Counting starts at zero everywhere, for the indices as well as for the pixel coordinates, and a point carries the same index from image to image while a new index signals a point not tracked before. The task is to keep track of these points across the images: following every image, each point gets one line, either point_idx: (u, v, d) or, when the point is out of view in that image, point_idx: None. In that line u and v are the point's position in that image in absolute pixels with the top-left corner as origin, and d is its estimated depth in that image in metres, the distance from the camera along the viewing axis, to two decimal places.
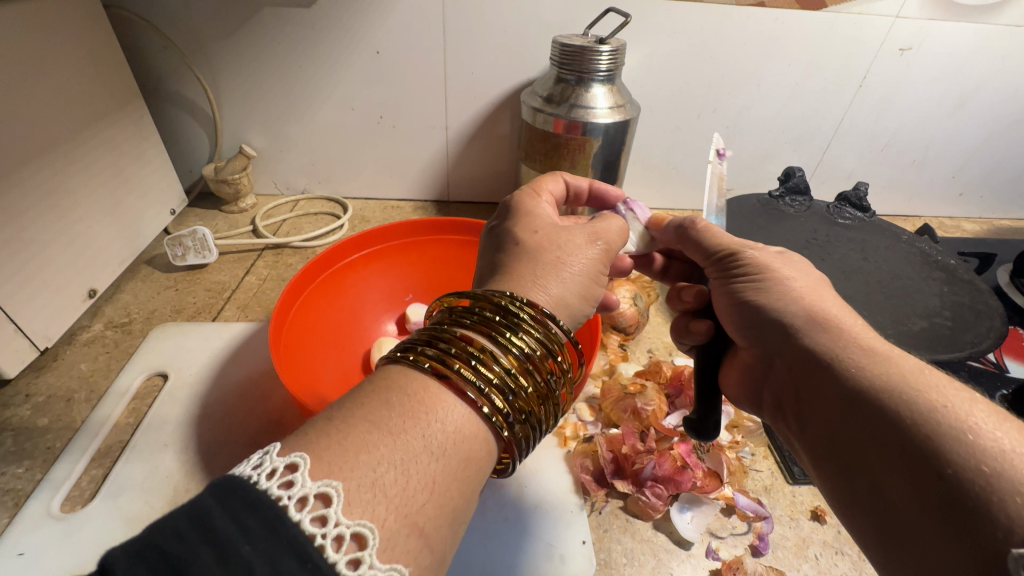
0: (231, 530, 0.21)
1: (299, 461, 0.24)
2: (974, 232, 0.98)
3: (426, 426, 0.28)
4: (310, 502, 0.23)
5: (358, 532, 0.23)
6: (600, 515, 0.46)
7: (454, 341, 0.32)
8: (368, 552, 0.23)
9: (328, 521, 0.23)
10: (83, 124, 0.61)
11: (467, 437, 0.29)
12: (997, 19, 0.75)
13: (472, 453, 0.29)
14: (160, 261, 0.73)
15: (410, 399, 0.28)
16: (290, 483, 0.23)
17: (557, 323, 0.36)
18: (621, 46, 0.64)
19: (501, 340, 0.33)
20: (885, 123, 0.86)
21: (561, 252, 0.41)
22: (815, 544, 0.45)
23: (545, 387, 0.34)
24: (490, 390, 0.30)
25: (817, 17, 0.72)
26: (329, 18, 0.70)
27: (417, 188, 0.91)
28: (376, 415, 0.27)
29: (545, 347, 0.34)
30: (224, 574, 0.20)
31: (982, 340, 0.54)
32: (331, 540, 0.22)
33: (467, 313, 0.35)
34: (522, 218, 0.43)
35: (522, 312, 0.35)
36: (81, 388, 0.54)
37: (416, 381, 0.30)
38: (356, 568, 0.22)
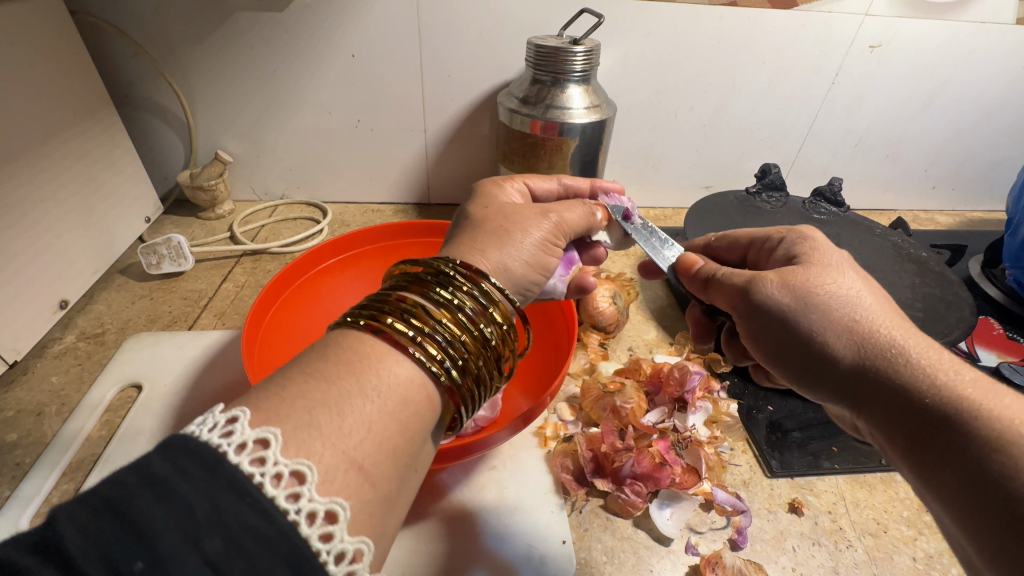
0: (171, 475, 0.21)
1: (239, 414, 0.24)
2: (948, 225, 1.00)
3: (358, 373, 0.28)
4: (249, 446, 0.23)
5: (296, 470, 0.23)
6: (580, 514, 0.46)
7: (389, 300, 0.33)
8: (308, 488, 0.23)
9: (267, 462, 0.23)
10: (52, 133, 0.60)
11: (400, 381, 0.29)
12: (962, 17, 0.76)
13: (410, 403, 0.29)
14: (135, 270, 0.71)
15: (343, 352, 0.29)
16: (230, 432, 0.23)
17: (494, 281, 0.36)
18: (595, 47, 0.64)
19: (436, 297, 0.33)
20: (858, 120, 0.88)
21: (507, 222, 0.41)
22: (793, 535, 0.46)
23: (485, 339, 0.34)
24: (421, 339, 0.30)
25: (788, 16, 0.74)
26: (303, 21, 0.70)
27: (397, 191, 0.90)
28: (311, 367, 0.28)
29: (482, 303, 0.34)
30: (162, 510, 0.19)
31: (952, 330, 0.56)
32: (269, 477, 0.22)
33: (407, 277, 0.35)
34: (480, 197, 0.45)
35: (456, 272, 0.35)
36: (53, 402, 0.53)
37: (351, 338, 0.30)
38: (296, 502, 0.22)
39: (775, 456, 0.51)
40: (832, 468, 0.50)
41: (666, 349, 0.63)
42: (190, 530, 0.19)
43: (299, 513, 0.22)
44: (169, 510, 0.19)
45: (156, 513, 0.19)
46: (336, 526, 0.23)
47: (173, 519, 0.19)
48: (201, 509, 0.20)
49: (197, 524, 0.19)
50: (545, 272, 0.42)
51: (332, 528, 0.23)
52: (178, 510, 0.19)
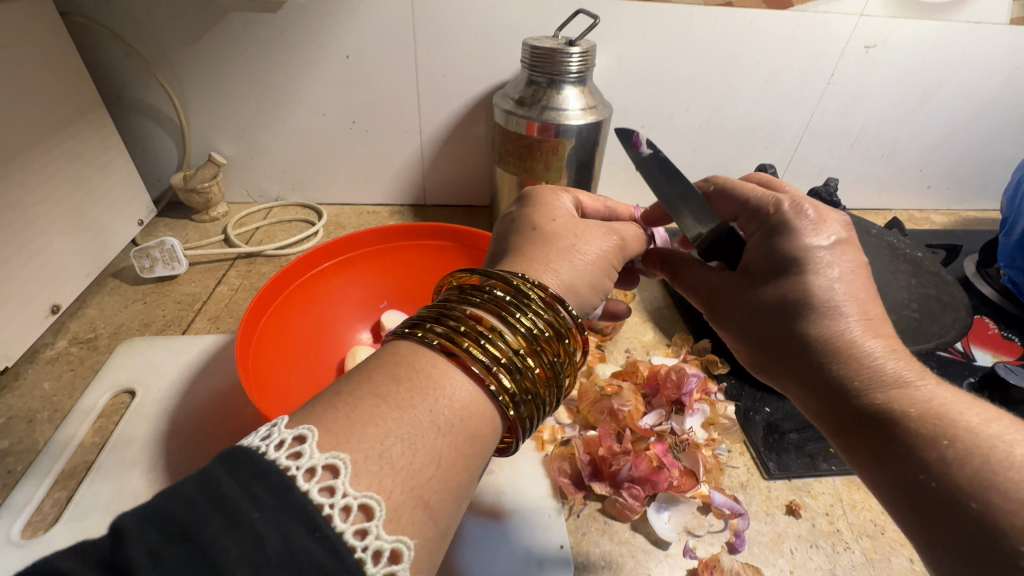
0: (242, 502, 0.21)
1: (307, 434, 0.24)
2: (942, 225, 1.01)
3: (434, 402, 0.28)
4: (318, 473, 0.23)
5: (365, 503, 0.23)
6: (578, 519, 0.46)
7: (463, 318, 0.32)
8: (374, 523, 0.23)
9: (335, 492, 0.23)
10: (43, 136, 0.59)
11: (474, 415, 0.29)
12: (957, 17, 0.77)
13: (478, 435, 0.29)
14: (128, 273, 0.71)
15: (418, 374, 0.28)
16: (298, 454, 0.23)
17: (568, 308, 0.36)
18: (592, 48, 0.64)
19: (510, 321, 0.33)
20: (853, 120, 0.88)
21: (576, 239, 0.41)
22: (791, 538, 0.46)
23: (552, 367, 0.34)
24: (497, 368, 0.30)
25: (781, 16, 0.73)
26: (296, 22, 0.69)
27: (392, 193, 0.90)
28: (383, 389, 0.27)
29: (553, 329, 0.34)
30: (234, 540, 0.20)
31: (947, 331, 0.56)
32: (338, 510, 0.22)
33: (477, 292, 0.34)
34: (540, 207, 0.44)
35: (531, 294, 0.34)
36: (44, 408, 0.52)
37: (426, 358, 0.29)
38: (363, 539, 0.22)
39: (773, 458, 0.51)
40: (829, 470, 0.50)
41: (663, 351, 0.63)
42: (260, 565, 0.20)
43: (366, 551, 0.22)
44: (243, 542, 0.20)
45: (227, 541, 0.20)
46: (398, 565, 0.23)
47: (244, 552, 0.20)
48: (271, 543, 0.20)
49: (268, 560, 0.20)
50: (601, 293, 0.42)
51: (395, 568, 0.23)
52: (249, 542, 0.20)
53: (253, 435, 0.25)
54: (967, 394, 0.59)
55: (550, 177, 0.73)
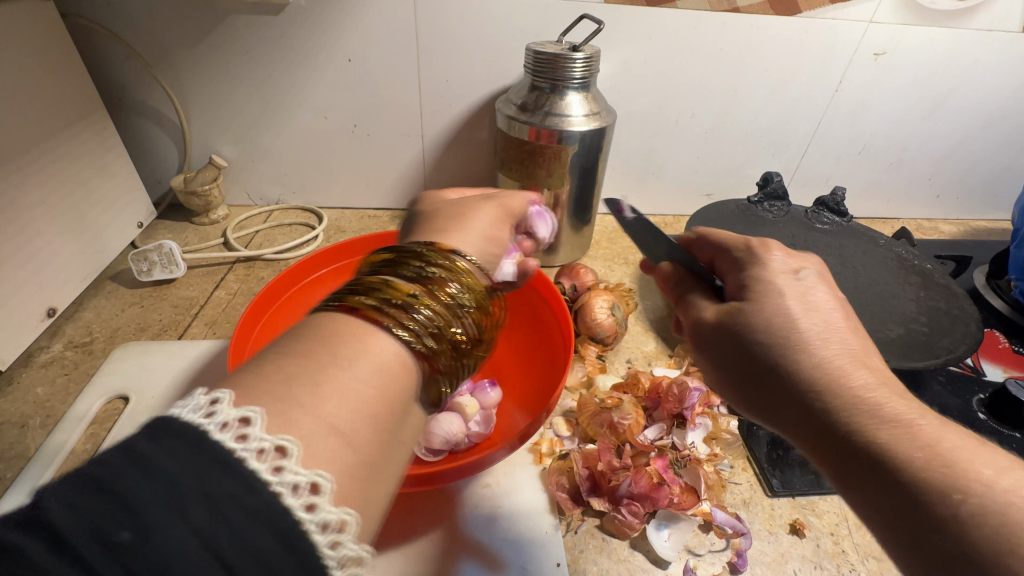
0: (188, 484, 0.19)
1: (221, 395, 0.23)
2: (951, 234, 0.99)
3: (327, 342, 0.27)
4: (231, 423, 0.22)
5: (279, 444, 0.22)
6: (575, 535, 0.45)
7: (359, 281, 0.32)
8: (322, 497, 0.22)
9: (248, 437, 0.21)
10: (43, 138, 0.59)
11: (372, 347, 0.28)
12: (968, 24, 0.75)
13: (399, 379, 0.28)
14: (126, 276, 0.70)
15: (312, 327, 0.28)
16: (245, 435, 0.21)
17: (469, 259, 0.36)
18: (595, 53, 0.63)
19: (406, 274, 0.32)
20: (861, 128, 0.87)
21: (460, 214, 0.40)
22: (794, 559, 0.44)
23: (458, 309, 0.33)
24: (393, 306, 0.29)
25: (790, 23, 0.72)
26: (298, 24, 0.69)
27: (393, 197, 0.89)
28: (279, 346, 0.27)
29: (455, 277, 0.34)
30: (148, 488, 0.18)
31: (958, 346, 0.54)
32: (252, 453, 0.21)
33: (376, 264, 0.35)
34: (428, 202, 0.44)
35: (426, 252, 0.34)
36: (37, 414, 0.52)
37: (320, 317, 0.29)
38: (278, 475, 0.21)
39: (776, 474, 0.50)
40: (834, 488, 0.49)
41: (665, 362, 0.62)
42: (177, 506, 0.18)
43: (282, 486, 0.21)
44: (155, 489, 0.19)
45: (140, 490, 0.18)
46: (321, 497, 0.22)
47: (159, 496, 0.18)
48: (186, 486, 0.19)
49: (183, 501, 0.19)
50: None
51: (340, 537, 0.22)
52: (163, 488, 0.19)
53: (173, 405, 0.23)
54: (977, 411, 0.58)
55: (553, 184, 0.71)
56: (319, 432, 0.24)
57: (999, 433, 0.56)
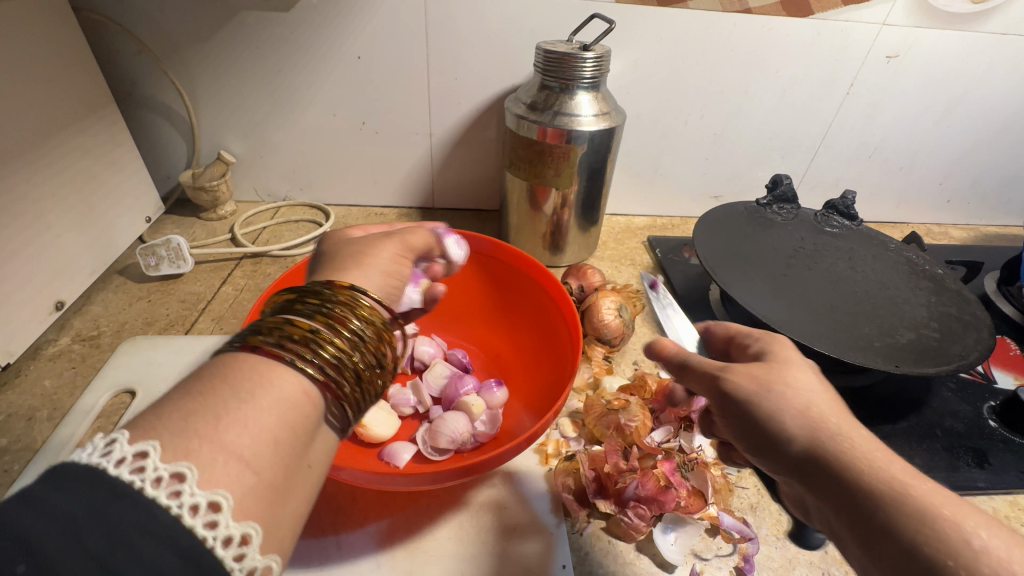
0: (86, 518, 0.19)
1: (151, 448, 0.21)
2: (962, 239, 0.98)
3: (233, 380, 0.25)
4: (165, 479, 0.21)
5: (215, 500, 0.22)
6: (581, 537, 0.45)
7: (264, 319, 0.30)
8: (225, 515, 0.22)
9: (185, 495, 0.21)
10: (53, 131, 0.59)
11: (273, 383, 0.26)
12: (983, 27, 0.75)
13: (308, 415, 0.27)
14: (133, 270, 0.70)
15: (208, 369, 0.26)
16: (143, 467, 0.21)
17: (369, 296, 0.34)
18: (606, 53, 0.63)
19: (308, 307, 0.31)
20: (872, 130, 0.86)
21: (366, 248, 0.38)
22: (802, 565, 0.44)
23: (365, 340, 0.31)
24: (289, 343, 0.28)
25: (804, 23, 0.72)
26: (309, 21, 0.69)
27: (400, 195, 0.89)
28: (185, 386, 0.25)
29: (357, 309, 0.32)
30: (73, 552, 0.18)
31: (970, 352, 0.53)
32: (188, 509, 0.21)
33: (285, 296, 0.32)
34: (334, 239, 0.42)
35: (331, 286, 0.33)
36: (44, 407, 0.52)
37: (217, 357, 0.27)
38: (213, 530, 0.21)
39: None
40: None
41: None
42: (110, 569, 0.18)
43: (216, 539, 0.21)
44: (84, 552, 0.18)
45: (65, 556, 0.18)
46: (249, 546, 0.22)
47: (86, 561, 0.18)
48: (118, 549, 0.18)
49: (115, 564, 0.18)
50: None
51: (243, 549, 0.22)
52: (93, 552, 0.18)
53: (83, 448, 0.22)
54: (988, 418, 0.57)
55: (561, 183, 0.70)
56: (219, 457, 0.23)
57: (1011, 441, 0.55)
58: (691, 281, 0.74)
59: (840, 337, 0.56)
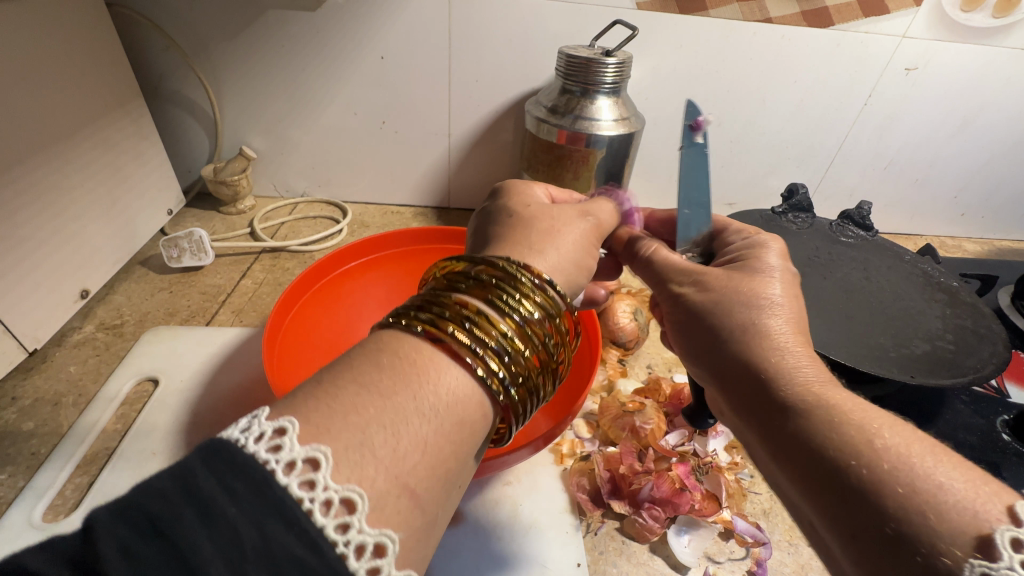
0: (221, 495, 0.20)
1: (288, 425, 0.23)
2: (975, 253, 0.98)
3: (418, 389, 0.27)
4: (299, 466, 0.22)
5: (347, 497, 0.22)
6: (595, 536, 0.45)
7: (449, 304, 0.31)
8: (357, 517, 0.22)
9: (316, 486, 0.21)
10: (83, 123, 0.60)
11: (460, 402, 0.28)
12: (1002, 42, 0.75)
13: (470, 424, 0.28)
14: (155, 262, 0.72)
15: (401, 362, 0.27)
16: (278, 447, 0.22)
17: (554, 288, 0.34)
18: (628, 59, 0.63)
19: (499, 305, 0.32)
20: (888, 142, 0.86)
21: (555, 222, 0.40)
22: (814, 571, 0.44)
23: (542, 351, 0.33)
24: (486, 354, 0.29)
25: (823, 34, 0.72)
26: (334, 21, 0.70)
27: (417, 194, 0.90)
28: (365, 377, 0.26)
29: (544, 313, 0.33)
30: (209, 538, 0.19)
31: (985, 365, 0.53)
32: (319, 504, 0.21)
33: (464, 279, 0.33)
34: (517, 196, 0.43)
35: (520, 276, 0.33)
36: (70, 392, 0.53)
37: (408, 344, 0.28)
38: (345, 533, 0.21)
39: None
40: None
41: None
42: (236, 562, 0.18)
43: (348, 546, 0.21)
44: (218, 540, 0.19)
45: (203, 540, 0.18)
46: (383, 559, 0.22)
47: (220, 549, 0.18)
48: (249, 539, 0.19)
49: (244, 556, 0.19)
50: (589, 262, 0.41)
51: (378, 562, 0.22)
52: (225, 539, 0.19)
53: (231, 425, 0.23)
54: (1001, 431, 0.57)
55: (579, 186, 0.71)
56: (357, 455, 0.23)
57: None
58: None
59: (855, 346, 0.57)
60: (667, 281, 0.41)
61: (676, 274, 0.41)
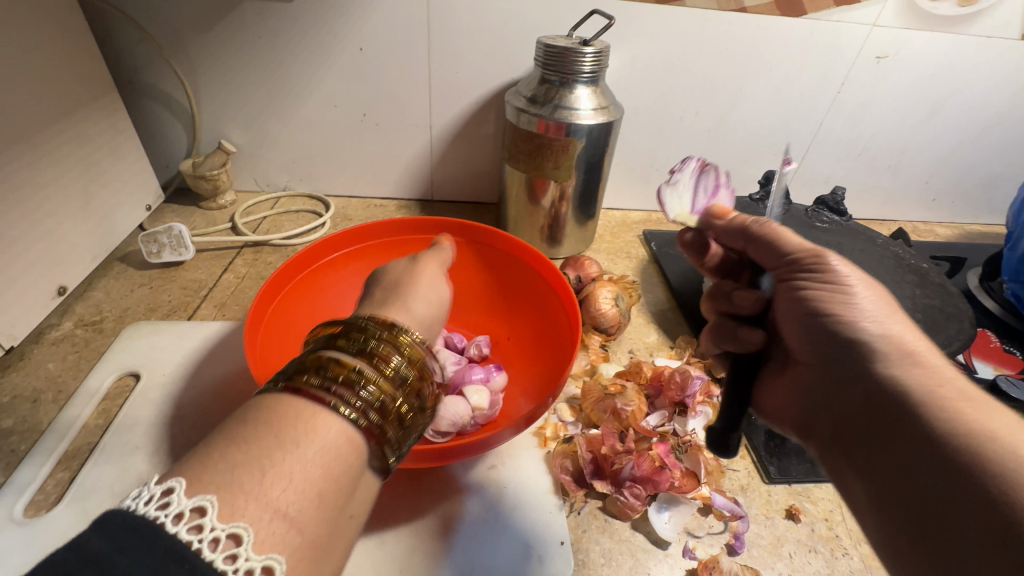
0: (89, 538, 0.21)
1: (174, 484, 0.23)
2: (947, 237, 1.01)
3: (298, 434, 0.27)
4: (170, 496, 0.23)
5: (200, 505, 0.23)
6: (579, 516, 0.46)
7: (307, 360, 0.32)
8: (208, 516, 0.23)
9: (171, 504, 0.23)
10: (56, 118, 0.59)
11: (338, 447, 0.28)
12: (969, 30, 0.77)
13: (342, 456, 0.28)
14: (134, 258, 0.71)
15: (275, 418, 0.27)
16: (165, 500, 0.23)
17: (411, 335, 0.37)
18: (605, 49, 0.64)
19: (356, 354, 0.33)
20: (862, 129, 0.88)
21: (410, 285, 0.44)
22: (790, 542, 0.46)
23: (407, 396, 0.33)
24: (343, 394, 0.29)
25: (797, 23, 0.74)
26: (311, 12, 0.69)
27: (400, 186, 0.90)
28: (241, 435, 0.26)
29: (404, 362, 0.34)
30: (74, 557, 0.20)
31: (951, 342, 0.55)
32: (170, 517, 0.22)
33: (327, 338, 0.34)
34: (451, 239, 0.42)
35: (376, 329, 0.35)
36: (49, 389, 0.52)
37: (270, 400, 0.28)
38: (197, 532, 0.22)
39: (773, 462, 0.51)
40: None
41: (666, 353, 0.64)
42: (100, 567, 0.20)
43: (202, 541, 0.22)
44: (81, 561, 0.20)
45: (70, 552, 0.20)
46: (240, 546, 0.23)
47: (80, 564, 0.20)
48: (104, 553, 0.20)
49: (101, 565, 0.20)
50: None
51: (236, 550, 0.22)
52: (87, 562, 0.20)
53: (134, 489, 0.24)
54: None
55: (560, 176, 0.72)
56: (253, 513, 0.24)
57: None
58: (686, 274, 0.76)
59: None
60: (788, 257, 0.41)
61: (799, 250, 0.41)
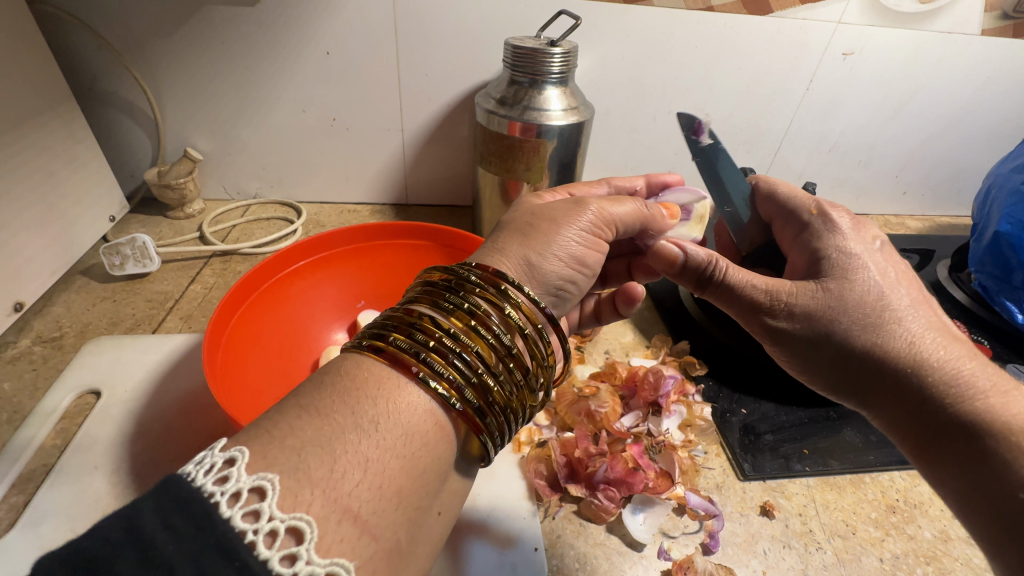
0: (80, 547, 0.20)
1: (236, 456, 0.24)
2: (917, 230, 1.03)
3: (376, 406, 0.28)
4: (243, 497, 0.23)
5: (293, 526, 0.23)
6: (553, 520, 0.46)
7: (429, 329, 0.31)
8: (304, 547, 0.23)
9: (261, 517, 0.22)
10: (9, 129, 0.57)
11: (425, 430, 0.29)
12: (930, 26, 0.78)
13: (427, 442, 0.29)
14: (97, 271, 0.69)
15: (363, 387, 0.29)
16: (225, 478, 0.23)
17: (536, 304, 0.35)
18: (573, 49, 0.64)
19: (478, 331, 0.32)
20: (832, 125, 0.89)
21: None
22: (764, 538, 0.46)
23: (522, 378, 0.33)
24: (457, 384, 0.30)
25: (764, 21, 0.74)
26: (275, 16, 0.68)
27: (373, 191, 0.89)
28: (326, 404, 0.27)
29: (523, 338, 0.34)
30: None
31: None
32: (263, 535, 0.22)
33: (448, 298, 0.34)
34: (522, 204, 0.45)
35: (504, 301, 0.34)
36: (4, 409, 0.50)
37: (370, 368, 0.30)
38: (291, 564, 0.22)
39: (748, 459, 0.51)
40: (803, 471, 0.51)
41: (643, 352, 0.64)
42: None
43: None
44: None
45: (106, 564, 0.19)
46: None
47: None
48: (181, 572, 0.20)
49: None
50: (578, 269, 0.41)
51: None
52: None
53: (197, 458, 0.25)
54: None
55: (532, 177, 0.72)
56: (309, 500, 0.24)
57: None
58: None
59: None
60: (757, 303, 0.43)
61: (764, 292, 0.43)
